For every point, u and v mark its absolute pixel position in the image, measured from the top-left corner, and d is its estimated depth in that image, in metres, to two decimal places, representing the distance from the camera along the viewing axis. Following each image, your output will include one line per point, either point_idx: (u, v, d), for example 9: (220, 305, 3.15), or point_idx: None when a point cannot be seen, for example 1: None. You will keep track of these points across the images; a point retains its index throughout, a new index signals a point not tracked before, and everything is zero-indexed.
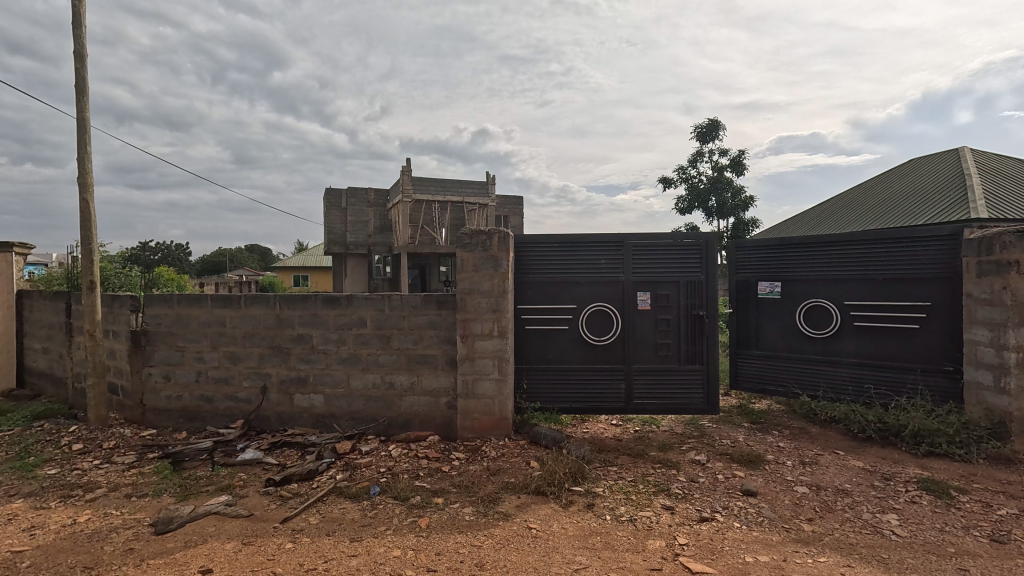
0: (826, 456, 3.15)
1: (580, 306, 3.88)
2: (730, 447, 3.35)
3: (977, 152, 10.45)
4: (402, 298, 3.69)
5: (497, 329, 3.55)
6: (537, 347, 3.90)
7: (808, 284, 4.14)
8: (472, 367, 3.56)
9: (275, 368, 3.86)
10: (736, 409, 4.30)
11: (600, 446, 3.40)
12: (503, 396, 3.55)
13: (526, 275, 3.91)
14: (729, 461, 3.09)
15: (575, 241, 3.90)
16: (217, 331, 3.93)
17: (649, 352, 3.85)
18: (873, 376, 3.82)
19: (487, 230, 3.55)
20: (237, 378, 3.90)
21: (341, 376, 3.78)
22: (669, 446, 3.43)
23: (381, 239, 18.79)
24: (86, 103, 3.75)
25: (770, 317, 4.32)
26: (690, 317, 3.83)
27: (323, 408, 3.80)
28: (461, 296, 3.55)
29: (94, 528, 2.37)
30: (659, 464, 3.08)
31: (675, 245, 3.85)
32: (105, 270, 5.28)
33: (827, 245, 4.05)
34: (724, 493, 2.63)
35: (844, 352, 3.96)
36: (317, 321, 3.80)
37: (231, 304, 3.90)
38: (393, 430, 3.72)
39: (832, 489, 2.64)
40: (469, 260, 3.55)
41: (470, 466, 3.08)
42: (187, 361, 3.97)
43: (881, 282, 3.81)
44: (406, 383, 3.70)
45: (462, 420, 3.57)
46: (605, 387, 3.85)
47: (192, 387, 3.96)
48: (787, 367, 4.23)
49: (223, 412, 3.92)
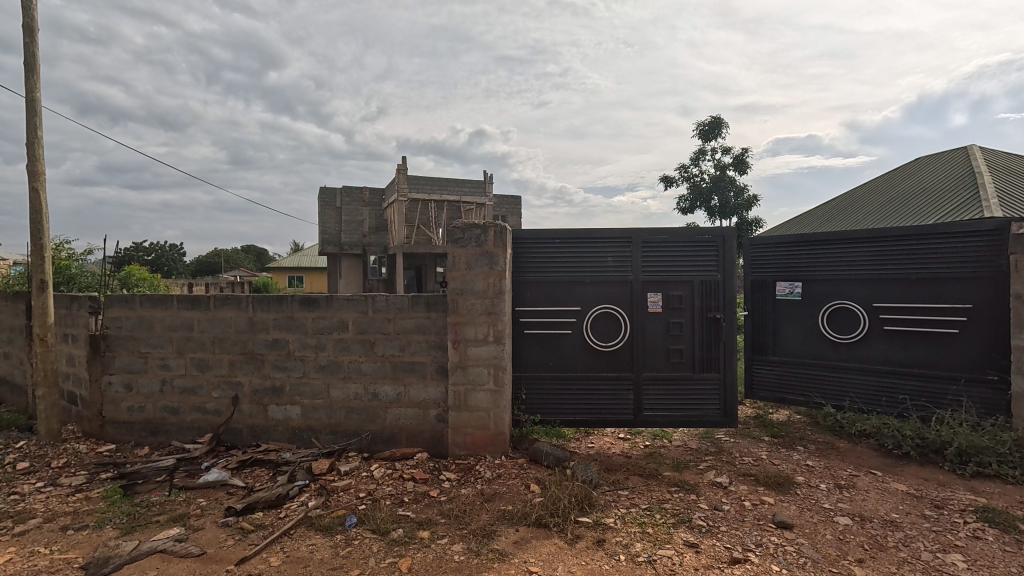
0: (862, 478, 2.81)
1: (585, 308, 3.52)
2: (753, 466, 2.99)
3: (986, 150, 10.16)
4: (387, 299, 3.33)
5: (493, 334, 3.19)
6: (536, 354, 3.54)
7: (830, 285, 3.81)
8: (464, 377, 3.20)
9: (247, 376, 3.49)
10: (752, 421, 3.95)
11: (608, 465, 3.05)
12: (499, 408, 3.18)
13: (525, 275, 3.55)
14: (754, 484, 2.73)
15: (580, 237, 3.54)
16: (184, 335, 3.55)
17: (660, 359, 3.50)
18: (905, 385, 3.48)
19: (482, 224, 3.19)
20: (205, 388, 3.53)
21: (320, 386, 3.42)
22: (684, 464, 3.07)
23: (376, 239, 18.41)
24: (37, 82, 3.38)
25: (790, 319, 3.98)
26: (706, 320, 3.48)
27: (300, 421, 3.44)
28: (452, 297, 3.18)
29: (11, 572, 1.99)
30: (676, 488, 2.72)
31: (689, 241, 3.50)
32: (69, 269, 4.75)
33: (852, 242, 3.72)
34: (754, 526, 2.27)
35: (872, 359, 3.62)
36: (293, 324, 3.44)
37: (199, 306, 3.53)
38: (377, 446, 3.36)
39: (879, 521, 2.29)
40: (462, 258, 3.18)
41: (462, 491, 2.71)
42: (150, 369, 3.59)
43: (915, 282, 3.47)
44: (391, 394, 3.34)
45: (454, 435, 3.21)
46: (611, 398, 3.50)
47: (156, 398, 3.58)
48: (808, 375, 3.89)
49: (190, 425, 3.54)
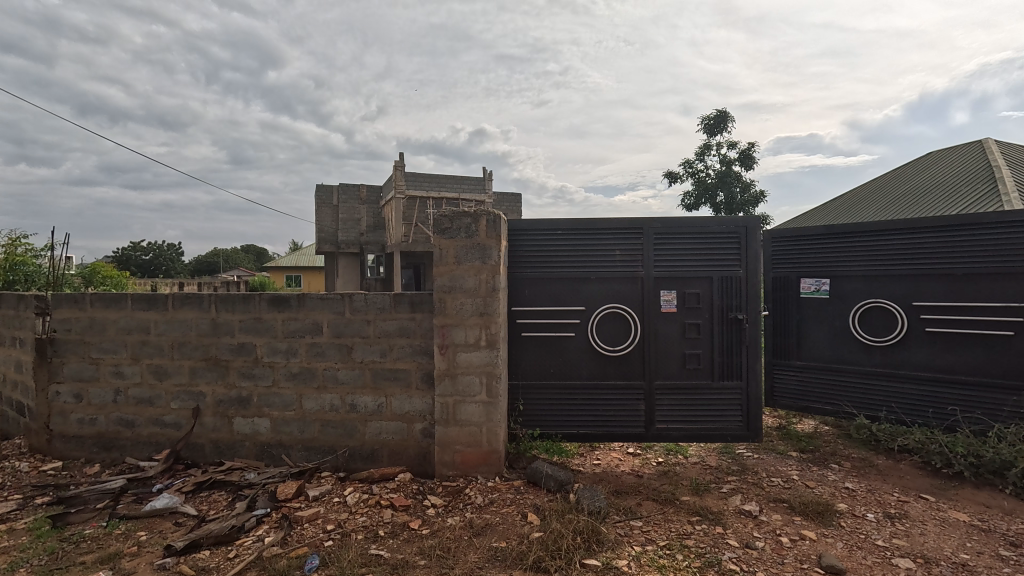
0: (914, 505, 2.42)
1: (589, 308, 3.13)
2: (785, 490, 2.60)
3: (1002, 143, 9.76)
4: (367, 298, 2.95)
5: (485, 338, 2.79)
6: (535, 361, 3.15)
7: (861, 281, 3.42)
8: (453, 387, 2.80)
9: (209, 385, 3.11)
10: (776, 433, 3.55)
11: (616, 487, 2.67)
12: (493, 422, 2.78)
13: (522, 271, 3.16)
14: (789, 514, 2.34)
15: (585, 227, 3.14)
16: (140, 339, 3.16)
17: (673, 365, 3.11)
18: (951, 395, 3.10)
19: (472, 212, 2.80)
20: (163, 398, 3.15)
21: (292, 397, 3.03)
22: (704, 487, 2.68)
23: (373, 237, 18.00)
24: None
25: (816, 320, 3.60)
26: (727, 321, 3.09)
27: (269, 435, 3.05)
28: (439, 296, 2.79)
29: None
30: (698, 518, 2.33)
31: (706, 233, 3.11)
32: (24, 266, 4.35)
33: (887, 234, 3.33)
34: (798, 571, 1.88)
35: (912, 364, 3.23)
36: (261, 327, 3.05)
37: (157, 306, 3.14)
38: (355, 464, 2.98)
39: (948, 565, 1.90)
40: (450, 250, 2.79)
41: (448, 522, 2.33)
42: (102, 377, 3.20)
43: (961, 278, 3.09)
44: (371, 405, 2.96)
45: (441, 453, 2.81)
46: (620, 409, 3.11)
47: (110, 409, 3.20)
48: (837, 382, 3.51)
49: (147, 440, 3.16)
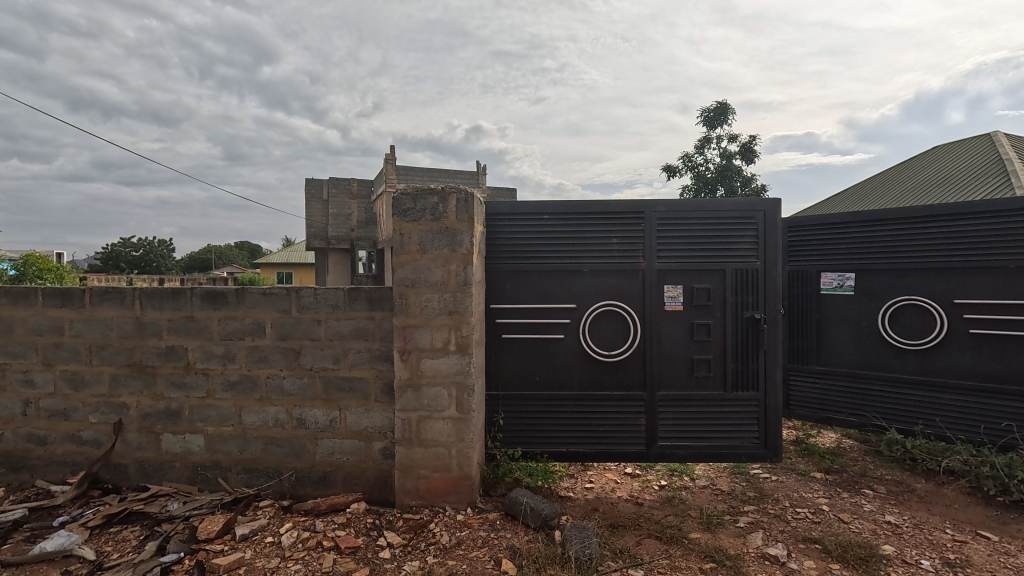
0: (974, 548, 1.98)
1: (581, 306, 2.68)
2: (815, 527, 2.15)
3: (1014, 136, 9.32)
4: (317, 294, 2.48)
5: (454, 341, 2.33)
6: (518, 368, 2.70)
7: (891, 277, 3.00)
8: (416, 400, 2.34)
9: (134, 396, 2.63)
10: (794, 448, 3.11)
11: (612, 520, 2.22)
12: (465, 443, 2.32)
13: (503, 263, 2.69)
14: (825, 560, 1.90)
15: (577, 212, 2.68)
16: (53, 341, 2.69)
17: (680, 373, 2.66)
18: (1002, 408, 2.65)
19: (439, 190, 2.33)
20: (80, 411, 2.67)
21: (229, 410, 2.56)
22: (716, 520, 2.23)
23: (363, 233, 17.48)
24: None
25: (838, 320, 3.21)
26: (741, 322, 2.64)
27: (203, 456, 2.58)
28: (399, 292, 2.33)
29: None
30: (712, 566, 1.88)
31: (718, 217, 2.65)
32: None
33: (926, 220, 2.88)
34: None
35: (953, 372, 2.79)
36: (193, 327, 2.59)
37: (72, 303, 2.66)
38: (303, 489, 2.52)
39: None
40: (413, 236, 2.33)
41: (401, 571, 1.87)
42: (10, 386, 2.72)
43: (1011, 273, 2.63)
44: (321, 420, 2.50)
45: (402, 479, 2.35)
46: (616, 425, 2.66)
47: (18, 424, 2.72)
48: (862, 390, 3.12)
49: (61, 461, 2.69)
